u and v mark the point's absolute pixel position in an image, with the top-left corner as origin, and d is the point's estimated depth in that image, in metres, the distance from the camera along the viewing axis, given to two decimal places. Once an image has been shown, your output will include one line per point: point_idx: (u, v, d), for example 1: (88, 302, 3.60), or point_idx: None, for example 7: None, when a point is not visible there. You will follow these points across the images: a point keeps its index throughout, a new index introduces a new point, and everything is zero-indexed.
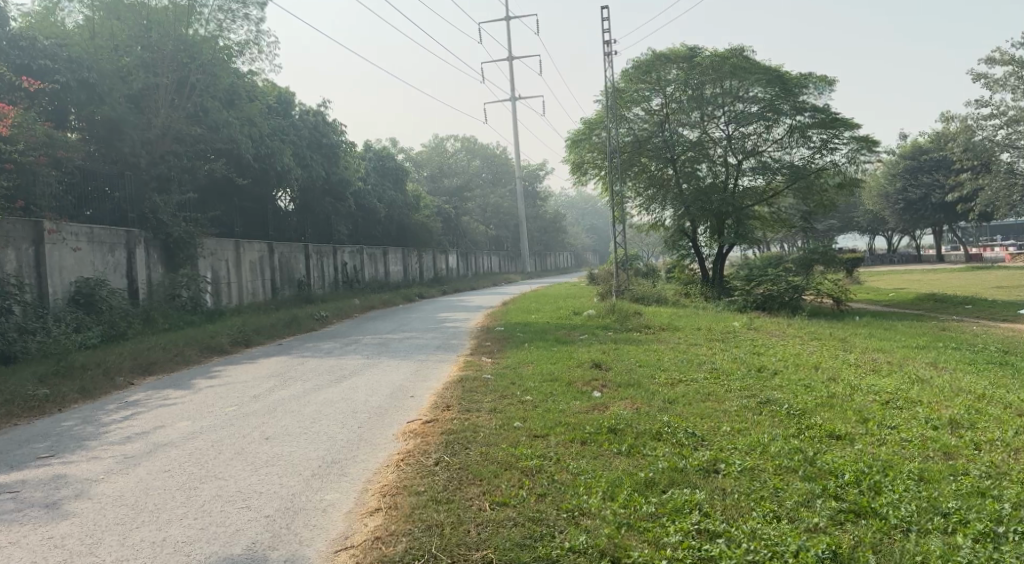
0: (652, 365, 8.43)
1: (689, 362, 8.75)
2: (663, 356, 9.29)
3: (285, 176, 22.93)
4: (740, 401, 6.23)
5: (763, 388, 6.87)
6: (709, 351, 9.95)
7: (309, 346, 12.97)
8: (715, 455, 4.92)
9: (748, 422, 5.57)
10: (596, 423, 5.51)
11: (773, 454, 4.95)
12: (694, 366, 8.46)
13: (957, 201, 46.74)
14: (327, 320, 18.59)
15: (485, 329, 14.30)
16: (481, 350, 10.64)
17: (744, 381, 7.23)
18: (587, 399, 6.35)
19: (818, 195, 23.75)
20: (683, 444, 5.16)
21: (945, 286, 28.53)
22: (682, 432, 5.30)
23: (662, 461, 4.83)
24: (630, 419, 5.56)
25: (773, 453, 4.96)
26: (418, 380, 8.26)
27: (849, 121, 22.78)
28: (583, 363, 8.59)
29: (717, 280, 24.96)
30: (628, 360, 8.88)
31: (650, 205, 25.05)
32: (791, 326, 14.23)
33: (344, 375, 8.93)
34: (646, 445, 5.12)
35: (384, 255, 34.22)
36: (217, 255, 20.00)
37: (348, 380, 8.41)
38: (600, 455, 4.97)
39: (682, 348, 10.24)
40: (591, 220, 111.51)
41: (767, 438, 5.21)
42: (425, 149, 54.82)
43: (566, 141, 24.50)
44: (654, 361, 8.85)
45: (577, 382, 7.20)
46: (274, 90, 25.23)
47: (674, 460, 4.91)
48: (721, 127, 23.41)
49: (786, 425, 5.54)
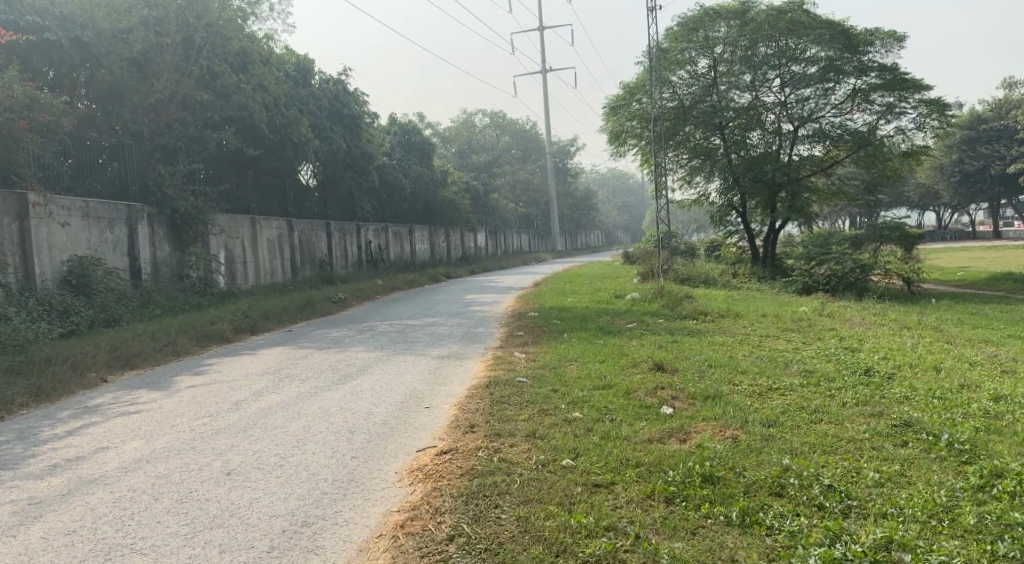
0: (724, 365, 6.87)
1: (771, 360, 7.16)
2: (736, 352, 7.71)
3: (304, 148, 21.50)
4: (870, 424, 4.80)
5: (885, 401, 5.36)
6: (789, 344, 8.32)
7: (321, 335, 11.50)
8: (888, 534, 3.62)
9: (905, 466, 4.22)
10: (682, 467, 4.20)
11: (972, 533, 3.64)
12: (777, 365, 6.90)
13: (1017, 173, 44.09)
14: (347, 303, 17.15)
15: (519, 314, 12.74)
16: (516, 342, 9.11)
17: (855, 391, 5.68)
18: (656, 418, 4.93)
19: (882, 166, 21.80)
20: (821, 509, 3.86)
21: (1014, 265, 26.39)
22: (819, 486, 4.00)
23: (811, 548, 3.54)
24: (732, 461, 4.25)
25: (972, 532, 3.64)
26: (437, 382, 6.74)
27: (918, 82, 20.78)
28: (639, 360, 7.06)
29: (768, 259, 23.15)
30: (691, 358, 7.33)
31: (695, 178, 23.21)
32: (867, 311, 12.51)
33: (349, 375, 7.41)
34: (771, 510, 3.83)
35: (411, 233, 32.76)
36: (231, 233, 18.72)
37: (353, 382, 6.89)
38: (710, 529, 3.71)
39: (757, 340, 8.63)
40: (624, 198, 109.21)
41: (946, 500, 3.90)
42: (454, 124, 53.13)
43: (604, 108, 22.69)
44: (724, 358, 7.31)
45: (638, 391, 5.64)
46: (293, 57, 23.80)
47: (824, 541, 3.63)
48: (776, 92, 21.56)
49: (956, 473, 4.18)
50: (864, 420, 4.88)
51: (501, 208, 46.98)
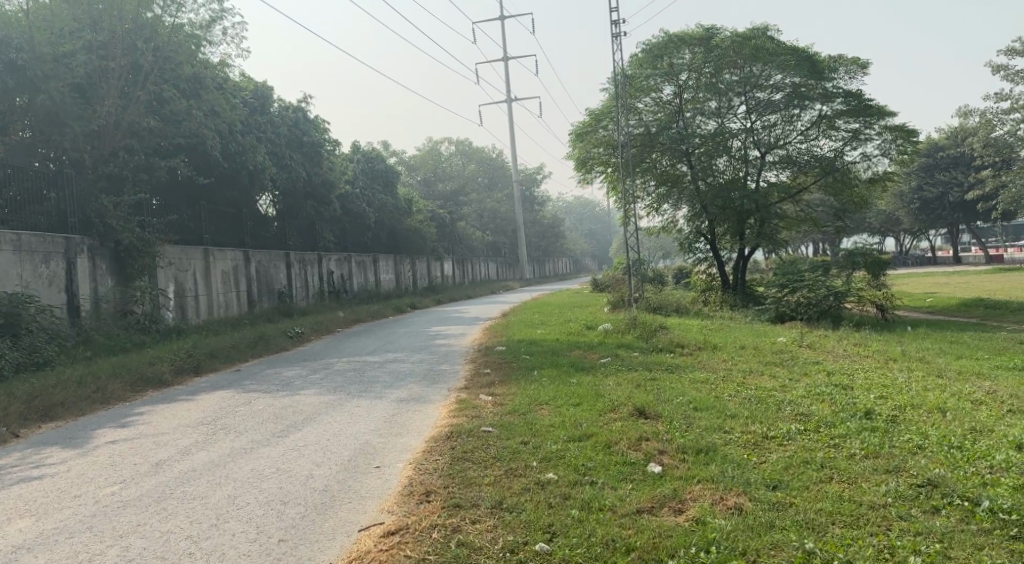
0: (710, 407, 6.25)
1: (760, 401, 6.55)
2: (719, 391, 7.10)
3: (260, 177, 20.71)
4: (894, 484, 4.22)
5: (898, 451, 4.80)
6: (775, 382, 7.71)
7: (271, 375, 10.70)
8: None
9: (946, 544, 3.68)
10: (684, 555, 3.65)
11: None
12: (768, 407, 6.30)
13: (974, 199, 44.72)
14: (304, 338, 16.32)
15: (486, 348, 12.05)
16: (481, 381, 8.40)
17: (863, 439, 5.09)
18: (647, 484, 4.35)
19: (849, 192, 21.60)
20: None
21: (981, 290, 26.33)
22: None
23: None
24: (746, 545, 3.70)
25: None
26: (391, 433, 6.03)
27: (883, 108, 20.65)
28: (616, 404, 6.40)
29: (738, 285, 22.72)
30: (672, 399, 6.70)
31: (664, 205, 22.84)
32: (846, 342, 12.05)
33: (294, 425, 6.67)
34: None
35: (374, 263, 31.90)
36: (182, 265, 17.88)
37: (297, 433, 6.15)
38: None
39: (740, 377, 8.02)
40: (590, 225, 109.44)
41: None
42: (420, 152, 52.58)
43: (570, 135, 22.26)
44: (708, 398, 6.70)
45: (621, 443, 5.00)
46: (250, 84, 23.06)
47: None
48: (741, 119, 21.27)
49: (1008, 553, 3.61)
50: (884, 480, 4.31)
51: (468, 236, 46.36)
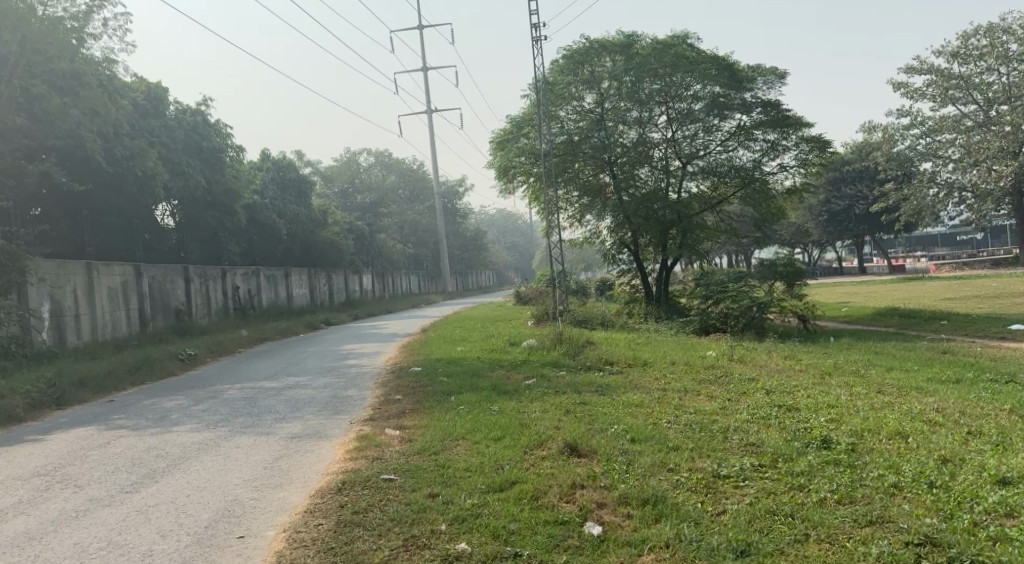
0: (646, 436, 5.50)
1: (701, 427, 5.83)
2: (656, 416, 6.36)
3: (150, 183, 19.29)
4: (885, 547, 3.59)
5: (873, 491, 4.16)
6: (712, 403, 6.99)
7: (150, 407, 9.47)
8: None
9: None
10: None
11: None
12: (713, 433, 5.59)
13: (880, 211, 46.07)
14: (198, 362, 15.00)
15: (401, 368, 11.01)
16: (388, 411, 7.38)
17: (830, 475, 4.43)
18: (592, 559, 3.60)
19: (768, 204, 21.39)
20: None
21: (894, 300, 26.55)
22: None
23: None
24: None
25: None
26: (264, 488, 5.00)
27: (800, 119, 20.52)
28: (540, 436, 5.59)
29: (661, 297, 22.26)
30: (603, 426, 5.93)
31: (586, 215, 22.32)
32: (776, 355, 11.51)
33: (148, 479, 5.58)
34: None
35: (287, 277, 30.20)
36: (57, 283, 16.37)
37: (145, 491, 5.10)
38: None
39: (674, 397, 7.29)
40: (512, 239, 109.04)
41: None
42: (337, 164, 51.09)
43: (490, 142, 21.50)
44: (645, 425, 5.97)
45: (550, 494, 4.24)
46: (142, 85, 21.83)
47: None
48: (662, 128, 20.88)
49: None
50: (873, 540, 3.67)
51: (387, 250, 45.04)
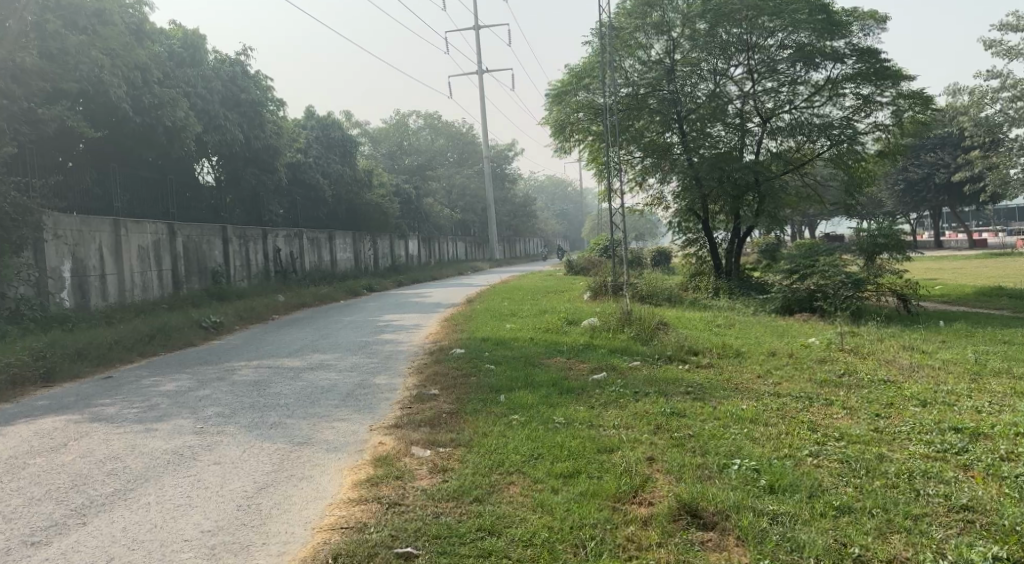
0: (788, 478, 4.21)
1: (860, 458, 4.48)
2: (786, 433, 4.89)
3: (180, 135, 17.62)
4: None
5: None
6: (849, 417, 5.27)
7: (144, 387, 7.91)
8: None
9: None
10: None
11: None
12: (882, 474, 4.32)
13: (963, 182, 42.59)
14: (221, 330, 13.56)
15: (440, 350, 9.23)
16: (416, 416, 5.64)
17: None
18: None
19: (855, 166, 18.95)
20: None
21: (988, 278, 23.82)
22: None
23: None
24: None
25: None
26: (224, 556, 3.65)
27: (901, 71, 17.98)
28: (627, 468, 4.37)
29: (732, 271, 20.00)
30: (720, 452, 4.56)
31: (650, 177, 20.23)
32: (890, 343, 9.47)
33: (77, 528, 3.92)
34: None
35: (330, 240, 28.79)
36: (79, 240, 15.14)
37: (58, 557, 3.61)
38: None
39: (794, 404, 5.66)
40: (562, 206, 106.68)
41: None
42: (385, 124, 49.49)
43: (545, 94, 19.50)
44: (776, 450, 4.61)
45: None
46: (178, 32, 20.48)
47: None
48: (740, 81, 18.66)
49: None
50: None
51: (434, 214, 43.47)
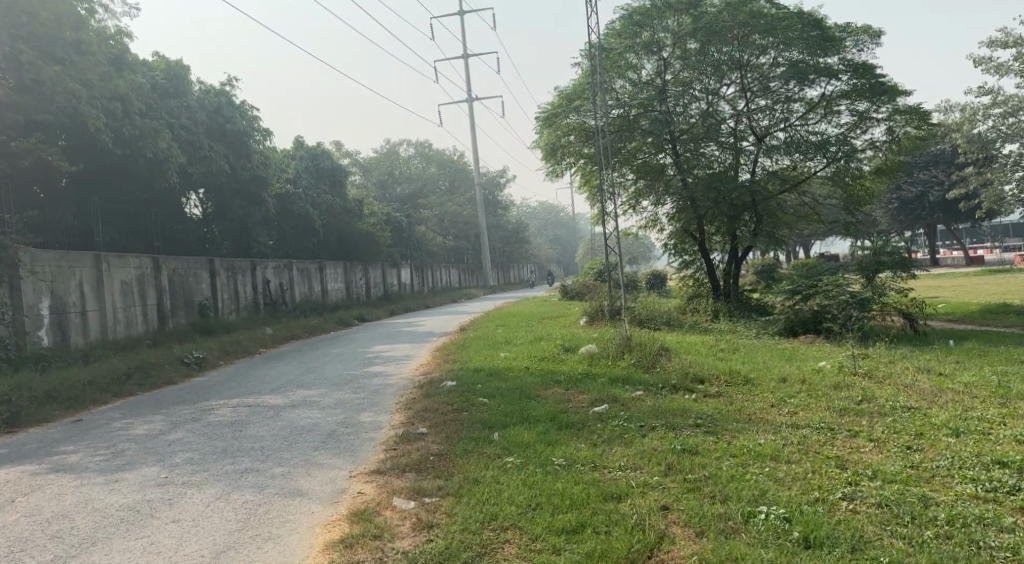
0: (823, 529, 3.86)
1: (901, 501, 4.13)
2: (813, 473, 4.51)
3: (162, 166, 17.20)
4: None
5: None
6: (878, 450, 4.89)
7: (113, 430, 7.39)
8: None
9: None
10: None
11: None
12: (931, 521, 3.97)
13: (956, 199, 42.43)
14: (204, 366, 13.01)
15: (430, 383, 8.73)
16: (402, 459, 5.15)
17: None
18: None
19: (853, 184, 18.59)
20: None
21: (989, 295, 23.47)
22: None
23: None
24: None
25: None
26: None
27: (896, 87, 17.67)
28: (639, 521, 3.99)
29: (731, 292, 19.55)
30: (743, 497, 4.19)
31: (644, 200, 19.86)
32: (904, 365, 8.99)
33: None
34: None
35: (321, 270, 28.29)
36: (58, 275, 14.64)
37: None
38: None
39: (816, 436, 5.24)
40: (556, 231, 106.49)
41: None
42: (376, 154, 49.27)
43: (535, 117, 19.13)
44: (805, 494, 4.25)
45: None
46: (162, 63, 20.17)
47: None
48: (733, 100, 18.35)
49: None
50: None
51: (426, 242, 43.05)
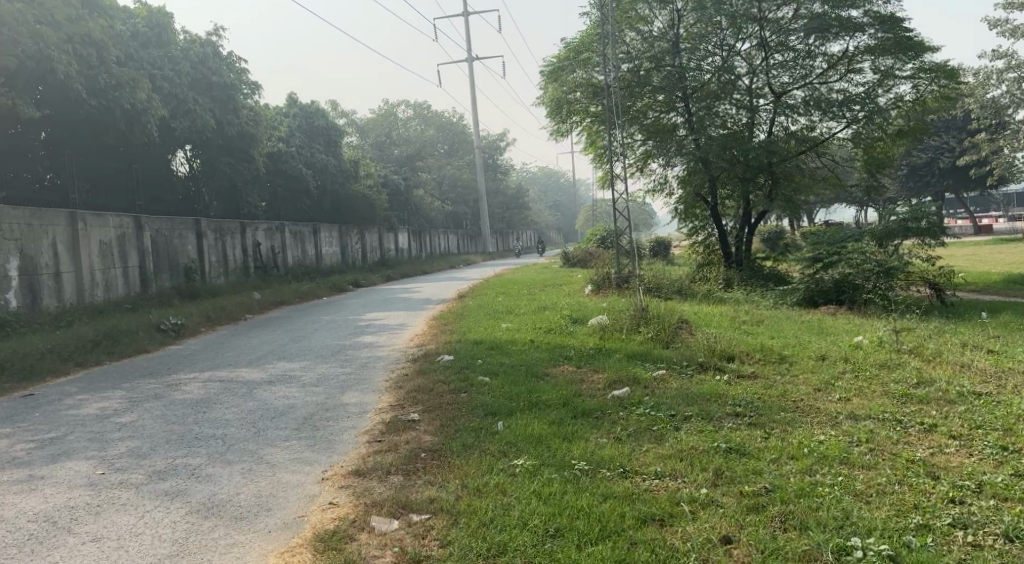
0: None
1: None
2: (904, 490, 3.88)
3: (141, 119, 16.06)
4: None
5: None
6: (970, 453, 4.28)
7: (64, 409, 6.55)
8: None
9: None
10: None
11: None
12: None
13: (968, 166, 41.27)
14: (183, 333, 12.14)
15: (425, 358, 7.84)
16: (381, 456, 4.41)
17: None
18: None
19: (874, 145, 17.61)
20: None
21: (1008, 265, 22.51)
22: None
23: None
24: None
25: None
26: None
27: (925, 42, 16.55)
28: (693, 558, 3.39)
29: (743, 260, 18.64)
30: (824, 523, 3.60)
31: (652, 161, 18.84)
32: (950, 341, 8.11)
33: None
34: None
35: (315, 233, 27.32)
36: (30, 235, 13.72)
37: None
38: None
39: (885, 429, 4.57)
40: (556, 197, 105.13)
41: None
42: (373, 114, 47.92)
43: (539, 73, 18.12)
44: (905, 518, 3.65)
45: None
46: (143, 10, 18.90)
47: None
48: (750, 56, 17.31)
49: None
50: None
51: (424, 207, 41.99)
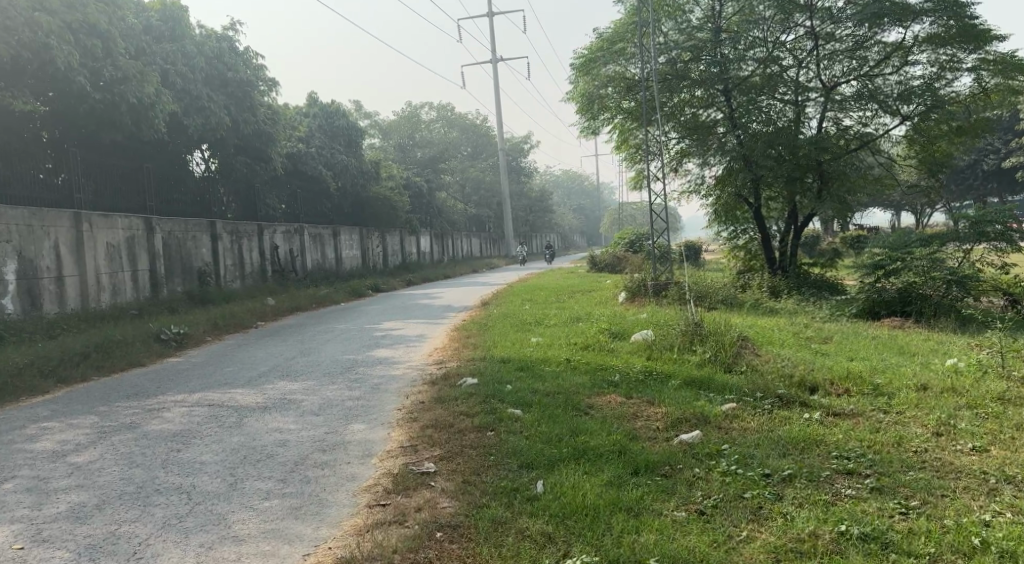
0: None
1: None
2: None
3: (146, 114, 15.04)
4: None
5: None
6: None
7: (23, 440, 5.56)
8: None
9: None
10: None
11: None
12: None
13: (1013, 169, 39.62)
14: (185, 343, 11.17)
15: (446, 379, 6.80)
16: (383, 534, 3.62)
17: None
18: None
19: (933, 143, 16.32)
20: None
21: None
22: None
23: None
24: None
25: None
26: None
27: (989, 32, 15.24)
28: None
29: (788, 266, 17.42)
30: None
31: (689, 160, 17.67)
32: None
33: None
34: None
35: (335, 236, 26.43)
36: (30, 235, 12.85)
37: None
38: None
39: None
40: (581, 200, 103.95)
41: None
42: (396, 116, 46.93)
43: (570, 65, 17.05)
44: None
45: None
46: (156, 2, 17.95)
47: None
48: (797, 46, 16.12)
49: None
50: None
51: (447, 210, 41.01)
